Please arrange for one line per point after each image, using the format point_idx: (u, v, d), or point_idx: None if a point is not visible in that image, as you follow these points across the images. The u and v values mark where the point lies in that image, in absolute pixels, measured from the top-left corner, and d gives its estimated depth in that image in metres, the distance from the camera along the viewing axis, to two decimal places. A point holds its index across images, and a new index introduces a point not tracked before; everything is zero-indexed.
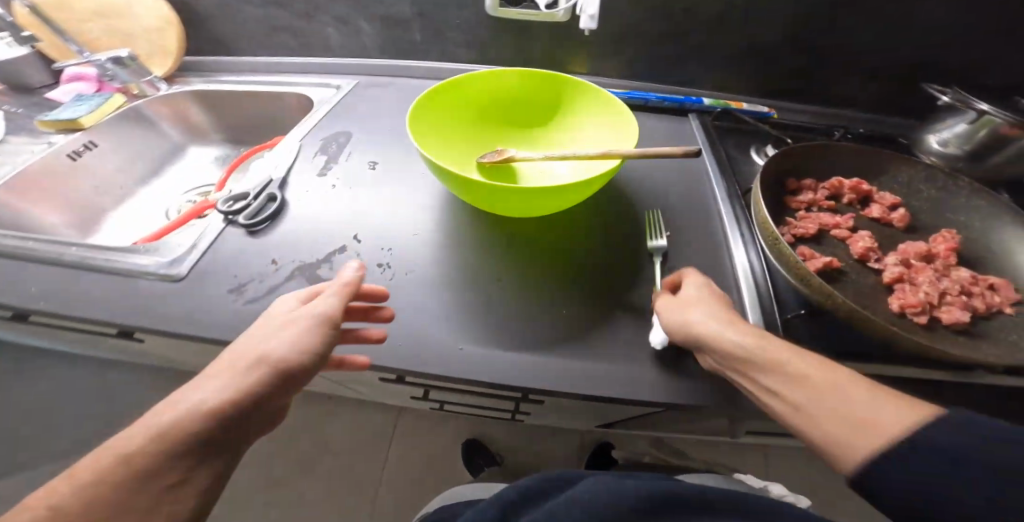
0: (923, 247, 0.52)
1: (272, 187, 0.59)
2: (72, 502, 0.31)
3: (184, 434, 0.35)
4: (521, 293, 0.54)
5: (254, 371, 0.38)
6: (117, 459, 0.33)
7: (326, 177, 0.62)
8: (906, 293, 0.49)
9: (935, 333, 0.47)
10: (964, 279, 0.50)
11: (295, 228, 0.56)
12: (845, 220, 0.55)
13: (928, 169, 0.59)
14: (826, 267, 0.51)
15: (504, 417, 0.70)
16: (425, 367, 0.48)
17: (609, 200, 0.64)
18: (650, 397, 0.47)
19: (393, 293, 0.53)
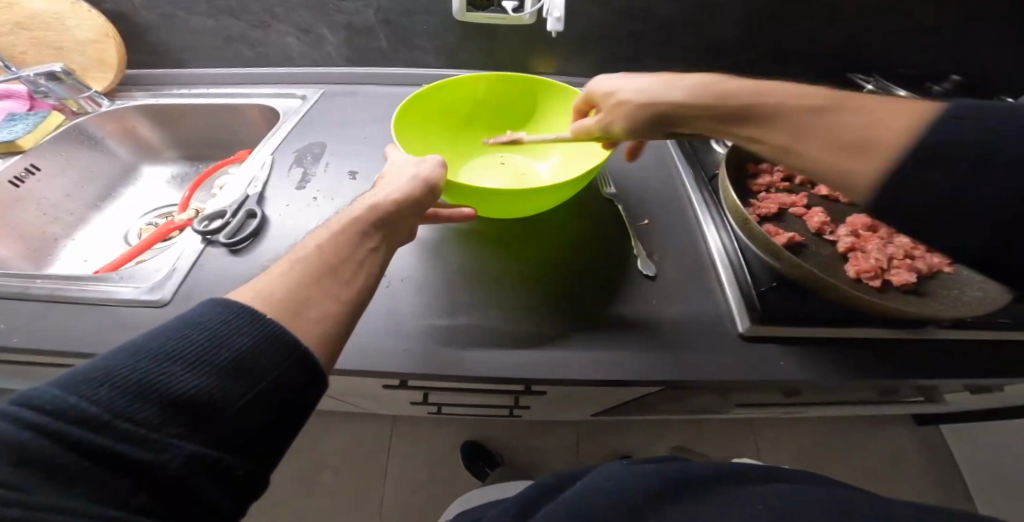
0: (868, 218, 0.58)
1: (250, 203, 0.57)
2: (314, 247, 0.37)
3: (372, 213, 0.43)
4: (521, 291, 0.57)
5: (412, 181, 0.47)
6: (328, 233, 0.39)
7: (306, 190, 0.60)
8: (860, 260, 0.55)
9: (889, 295, 0.53)
10: (906, 244, 0.57)
11: (280, 246, 0.54)
12: (801, 199, 0.61)
13: None
14: (790, 242, 0.56)
15: (501, 413, 0.73)
16: (436, 372, 0.49)
17: (588, 196, 0.68)
18: (653, 378, 0.50)
19: (392, 303, 0.54)
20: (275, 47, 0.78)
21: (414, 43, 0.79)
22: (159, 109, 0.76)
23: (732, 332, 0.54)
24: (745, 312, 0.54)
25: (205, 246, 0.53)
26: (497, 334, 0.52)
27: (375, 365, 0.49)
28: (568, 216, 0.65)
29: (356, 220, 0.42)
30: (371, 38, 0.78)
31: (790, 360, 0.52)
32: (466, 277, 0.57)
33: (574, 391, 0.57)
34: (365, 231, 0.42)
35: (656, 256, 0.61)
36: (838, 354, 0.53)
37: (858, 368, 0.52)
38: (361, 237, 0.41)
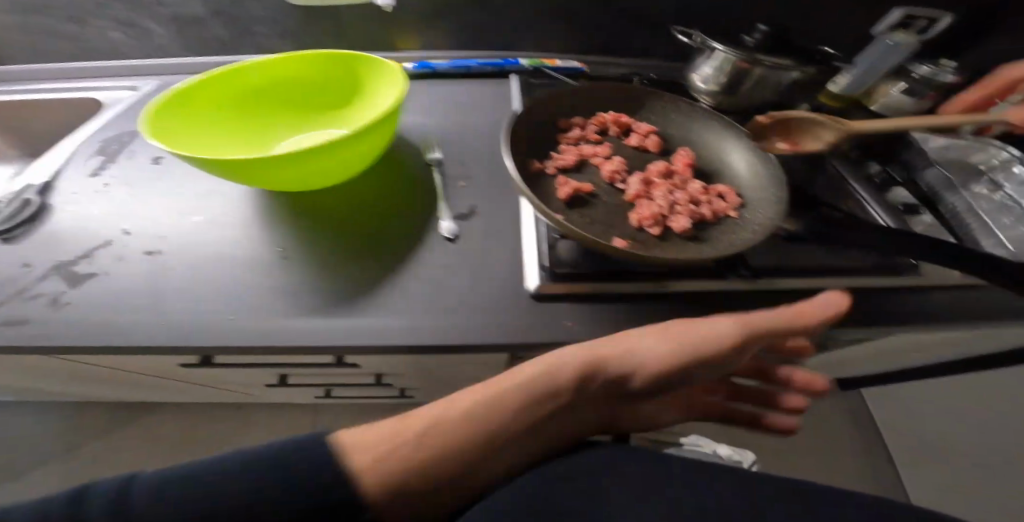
0: (662, 165, 0.60)
1: (29, 192, 0.65)
2: None
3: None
4: (311, 263, 0.58)
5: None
6: None
7: (98, 178, 0.68)
8: (643, 208, 0.56)
9: (667, 240, 0.55)
10: (696, 190, 0.59)
11: (47, 229, 0.61)
12: (602, 150, 0.62)
13: (675, 99, 0.69)
14: (578, 192, 0.57)
15: (371, 383, 0.79)
16: (194, 341, 0.50)
17: (405, 173, 0.70)
18: (425, 340, 0.52)
19: (165, 278, 0.56)
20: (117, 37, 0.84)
21: (254, 29, 0.85)
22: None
23: (522, 292, 0.57)
24: (536, 273, 0.57)
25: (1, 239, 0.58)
26: (273, 304, 0.54)
27: (126, 338, 0.50)
28: (385, 189, 0.67)
29: (505, 416, 0.46)
30: (214, 28, 0.84)
31: (575, 319, 0.54)
32: (260, 251, 0.59)
33: (375, 358, 0.59)
34: (517, 423, 0.47)
35: (462, 222, 0.63)
36: (619, 308, 0.56)
37: (633, 319, 0.55)
38: (542, 390, 0.48)
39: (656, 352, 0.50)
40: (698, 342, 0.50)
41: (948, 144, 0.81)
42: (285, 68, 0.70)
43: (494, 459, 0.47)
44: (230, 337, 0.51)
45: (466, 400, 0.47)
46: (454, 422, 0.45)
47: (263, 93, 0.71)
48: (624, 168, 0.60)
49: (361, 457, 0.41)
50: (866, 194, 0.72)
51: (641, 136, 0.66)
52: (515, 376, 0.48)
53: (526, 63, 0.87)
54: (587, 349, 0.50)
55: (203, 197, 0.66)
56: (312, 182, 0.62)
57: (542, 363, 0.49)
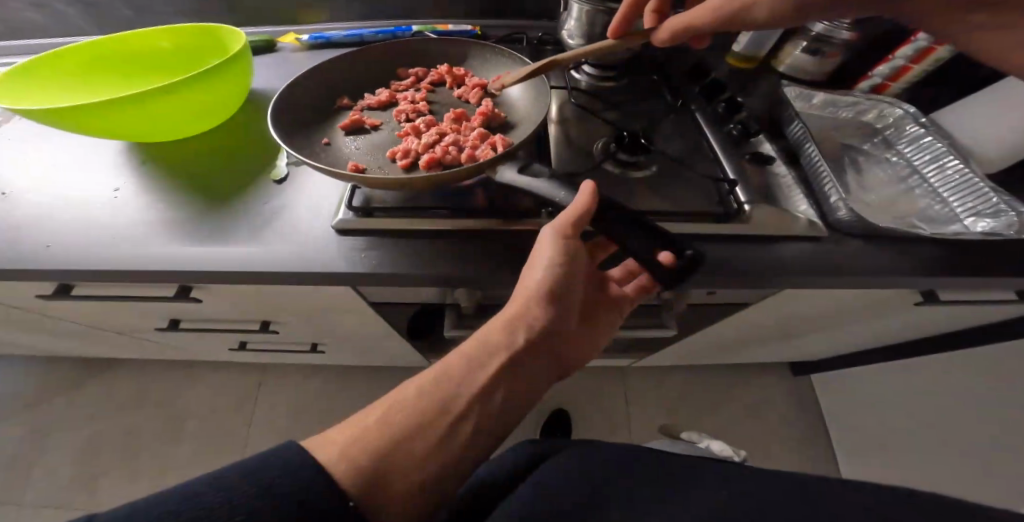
0: (453, 111, 0.67)
1: None
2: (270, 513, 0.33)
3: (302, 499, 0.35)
4: (162, 200, 0.62)
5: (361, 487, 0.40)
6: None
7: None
8: (405, 143, 0.64)
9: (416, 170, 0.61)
10: (471, 137, 0.64)
11: None
12: (417, 95, 0.71)
13: (512, 51, 0.76)
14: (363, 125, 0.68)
15: (256, 328, 0.85)
16: (38, 266, 0.55)
17: (268, 120, 0.74)
18: (240, 267, 0.56)
19: (20, 209, 0.60)
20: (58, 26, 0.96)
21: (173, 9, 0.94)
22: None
23: (328, 229, 0.60)
24: (344, 210, 0.61)
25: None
26: (91, 235, 0.58)
27: None
28: (234, 141, 0.70)
29: (447, 391, 0.49)
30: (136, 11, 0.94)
31: (371, 253, 0.58)
32: (94, 189, 0.63)
33: (219, 288, 0.65)
34: (472, 383, 0.50)
35: (301, 166, 0.66)
36: (416, 243, 0.60)
37: (430, 254, 0.59)
38: (466, 366, 0.51)
39: (523, 298, 0.53)
40: (543, 261, 0.53)
41: (832, 99, 0.80)
42: (157, 47, 0.79)
43: (478, 408, 0.49)
44: (43, 261, 0.56)
45: (345, 434, 0.44)
46: (373, 432, 0.44)
47: (136, 69, 0.79)
48: (418, 111, 0.69)
49: (329, 453, 0.42)
50: (717, 146, 0.72)
51: (470, 89, 0.72)
52: (353, 423, 0.45)
53: (416, 29, 0.90)
54: (425, 374, 0.50)
55: (58, 145, 0.69)
56: (147, 132, 0.65)
57: (428, 376, 0.50)
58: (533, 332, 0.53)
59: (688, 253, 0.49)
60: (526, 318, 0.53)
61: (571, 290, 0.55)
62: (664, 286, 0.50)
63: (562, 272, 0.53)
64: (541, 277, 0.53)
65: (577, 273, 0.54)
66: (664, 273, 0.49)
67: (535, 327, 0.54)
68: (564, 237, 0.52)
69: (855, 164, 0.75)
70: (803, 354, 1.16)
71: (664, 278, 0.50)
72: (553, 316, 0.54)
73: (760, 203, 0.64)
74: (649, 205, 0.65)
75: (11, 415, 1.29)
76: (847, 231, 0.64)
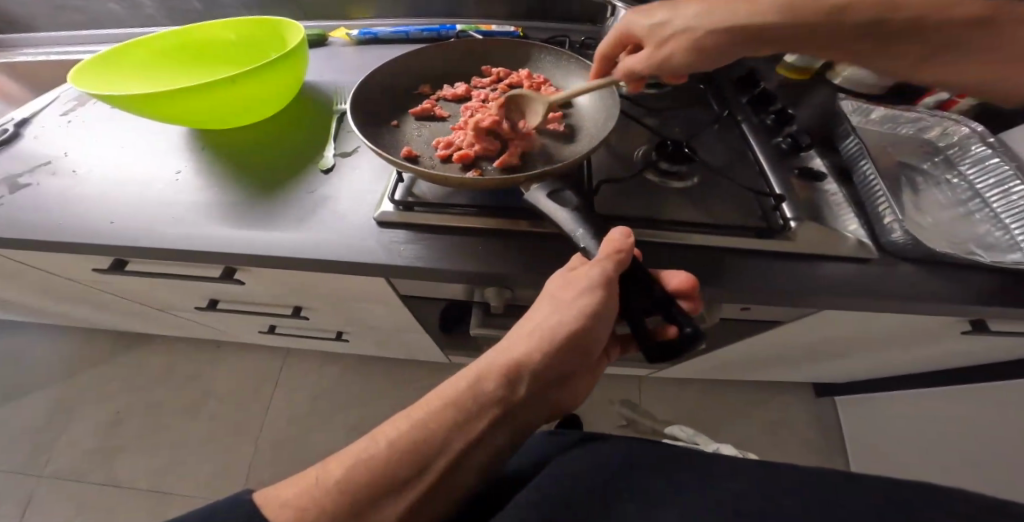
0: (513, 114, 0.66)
1: (10, 124, 0.71)
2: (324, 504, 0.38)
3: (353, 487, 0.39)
4: (221, 185, 0.64)
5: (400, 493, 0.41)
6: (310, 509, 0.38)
7: (65, 116, 0.73)
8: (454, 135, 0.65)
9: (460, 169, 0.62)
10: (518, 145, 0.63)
11: (17, 150, 0.68)
12: (491, 95, 0.71)
13: (556, 54, 0.76)
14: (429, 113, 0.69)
15: (287, 314, 0.87)
16: (106, 241, 0.58)
17: (318, 113, 0.75)
18: (288, 252, 0.58)
19: (90, 186, 0.63)
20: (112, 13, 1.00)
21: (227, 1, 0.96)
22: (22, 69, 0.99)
23: (370, 219, 0.62)
24: (386, 202, 0.62)
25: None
26: (151, 216, 0.60)
27: (49, 235, 0.58)
28: (287, 130, 0.72)
29: (427, 446, 0.42)
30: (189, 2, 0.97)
31: (411, 246, 0.59)
32: (157, 171, 0.65)
33: (265, 272, 0.67)
34: (461, 432, 0.44)
35: (348, 158, 0.68)
36: (453, 240, 0.60)
37: (469, 251, 0.59)
38: (457, 414, 0.44)
39: (531, 341, 0.47)
40: (568, 312, 0.46)
41: (891, 114, 0.78)
42: (223, 39, 0.80)
43: (456, 466, 0.43)
44: (106, 239, 0.58)
45: (299, 493, 0.39)
46: (331, 491, 0.39)
47: (197, 59, 0.80)
48: (483, 109, 0.69)
49: (283, 513, 0.38)
50: (763, 157, 0.72)
51: (544, 98, 0.71)
52: (311, 476, 0.40)
53: (461, 28, 0.90)
54: (406, 416, 0.44)
55: (123, 127, 0.72)
56: (209, 119, 0.67)
57: (409, 420, 0.43)
58: (534, 382, 0.47)
59: (685, 331, 0.43)
60: (526, 363, 0.46)
61: (586, 342, 0.48)
62: (650, 359, 0.45)
63: (579, 323, 0.46)
64: (561, 322, 0.46)
65: (601, 323, 0.47)
66: (655, 347, 0.44)
67: (539, 376, 0.47)
68: (598, 285, 0.45)
69: (911, 184, 0.73)
70: (823, 374, 1.13)
71: (653, 352, 0.45)
72: (561, 363, 0.48)
73: (805, 220, 0.64)
74: (688, 216, 0.65)
75: (44, 384, 1.34)
76: (897, 253, 0.63)
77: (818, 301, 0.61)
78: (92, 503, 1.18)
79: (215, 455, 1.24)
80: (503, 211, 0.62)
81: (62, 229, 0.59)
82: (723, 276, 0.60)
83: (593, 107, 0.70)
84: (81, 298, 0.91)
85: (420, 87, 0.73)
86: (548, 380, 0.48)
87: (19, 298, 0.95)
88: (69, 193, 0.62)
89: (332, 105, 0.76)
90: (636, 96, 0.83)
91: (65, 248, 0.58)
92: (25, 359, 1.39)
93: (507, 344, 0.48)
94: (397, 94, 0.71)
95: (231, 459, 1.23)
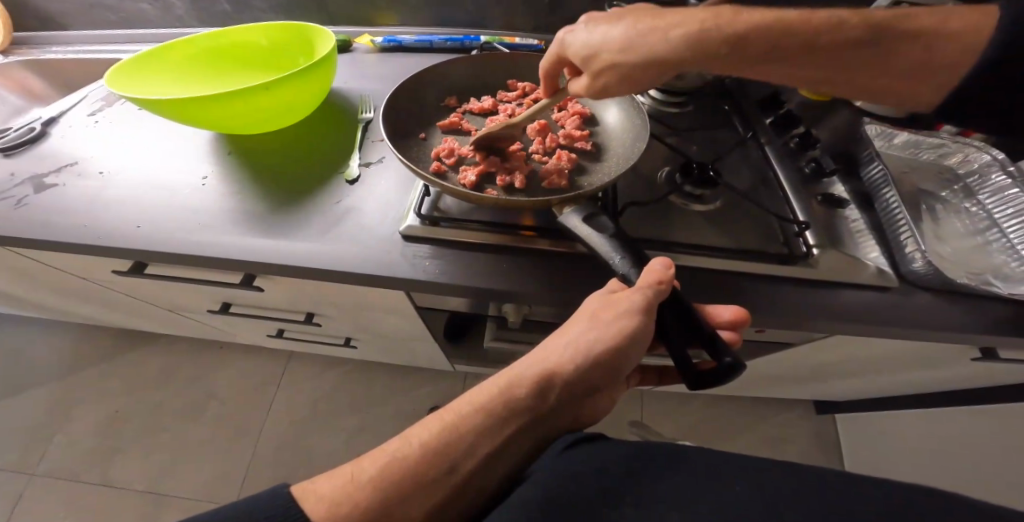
0: (537, 123, 0.68)
1: (37, 122, 0.72)
2: (363, 496, 0.40)
3: (387, 481, 0.41)
4: (246, 190, 0.65)
5: (426, 491, 0.42)
6: (351, 504, 0.39)
7: (92, 116, 0.75)
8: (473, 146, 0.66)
9: (484, 187, 0.62)
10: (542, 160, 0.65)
11: (44, 149, 0.69)
12: (518, 110, 0.71)
13: None
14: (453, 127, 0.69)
15: (299, 319, 0.86)
16: (127, 244, 0.58)
17: (344, 121, 0.75)
18: (311, 263, 0.58)
19: (112, 187, 0.64)
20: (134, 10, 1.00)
21: (251, 3, 0.96)
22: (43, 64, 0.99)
23: (394, 232, 0.62)
24: (411, 216, 0.62)
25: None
26: (176, 221, 0.61)
27: (68, 236, 0.59)
28: (313, 138, 0.72)
29: (457, 448, 0.44)
30: (213, 3, 0.97)
31: (435, 261, 0.59)
32: (184, 177, 0.66)
33: (285, 280, 0.67)
34: (491, 438, 0.45)
35: (374, 169, 0.68)
36: (478, 256, 0.60)
37: (493, 267, 0.59)
38: (488, 421, 0.45)
39: (566, 354, 0.47)
40: (605, 330, 0.46)
41: (915, 140, 0.79)
42: (255, 43, 0.81)
43: (483, 470, 0.45)
44: (130, 243, 0.58)
45: (335, 487, 0.41)
46: (365, 487, 0.40)
47: (231, 63, 0.81)
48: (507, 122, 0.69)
49: (318, 506, 0.39)
50: (786, 182, 0.72)
51: (569, 115, 0.71)
52: (346, 472, 0.42)
53: (485, 39, 0.91)
54: (439, 417, 0.46)
55: (153, 130, 0.73)
56: (238, 125, 0.68)
57: (442, 421, 0.45)
58: (564, 395, 0.48)
59: (723, 361, 0.43)
60: (559, 375, 0.47)
61: (620, 362, 0.48)
62: (690, 387, 0.45)
63: (615, 344, 0.46)
64: (596, 340, 0.46)
65: (636, 346, 0.47)
66: (694, 375, 0.44)
67: (570, 389, 0.48)
68: (637, 313, 0.45)
69: (931, 211, 0.74)
70: (825, 393, 1.12)
71: (692, 381, 0.45)
72: (592, 379, 0.48)
73: (828, 247, 0.64)
74: (709, 239, 0.65)
75: (43, 379, 1.33)
76: (918, 283, 0.63)
77: (839, 327, 0.60)
78: (86, 503, 1.16)
79: (213, 457, 1.22)
80: (528, 228, 0.62)
81: (86, 231, 0.59)
82: (745, 300, 0.60)
83: (622, 127, 0.70)
84: (88, 296, 0.90)
85: (447, 100, 0.73)
86: (579, 394, 0.49)
87: (19, 292, 0.93)
88: (92, 194, 0.63)
89: (357, 114, 0.76)
90: (661, 115, 0.83)
91: (88, 250, 0.59)
92: (25, 353, 1.37)
93: (542, 351, 0.49)
94: (424, 106, 0.72)
95: (230, 461, 1.22)
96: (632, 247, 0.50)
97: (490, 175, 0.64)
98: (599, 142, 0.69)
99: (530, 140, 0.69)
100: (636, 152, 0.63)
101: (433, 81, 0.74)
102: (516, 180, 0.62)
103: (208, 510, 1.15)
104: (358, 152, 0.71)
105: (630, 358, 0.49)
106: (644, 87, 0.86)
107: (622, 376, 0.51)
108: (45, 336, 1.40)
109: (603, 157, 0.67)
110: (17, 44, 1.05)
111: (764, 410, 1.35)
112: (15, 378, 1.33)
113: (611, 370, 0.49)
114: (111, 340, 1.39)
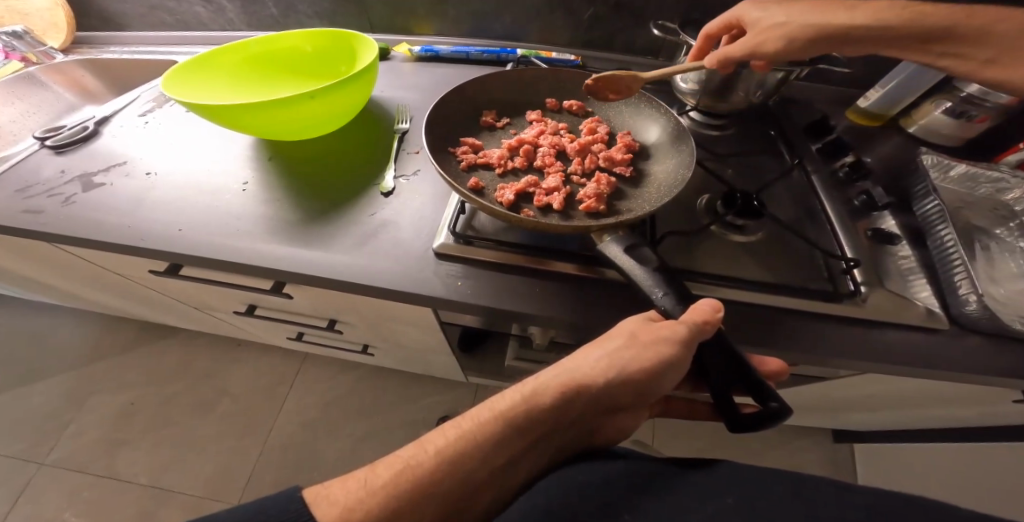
0: (577, 142, 0.67)
1: (91, 122, 0.78)
2: (378, 504, 0.39)
3: (401, 488, 0.40)
4: (274, 198, 0.67)
5: (439, 505, 0.41)
6: (365, 512, 0.39)
7: (143, 117, 0.81)
8: (507, 162, 0.66)
9: (519, 208, 0.62)
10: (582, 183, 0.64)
11: (94, 148, 0.75)
12: (559, 127, 0.72)
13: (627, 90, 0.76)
14: (480, 147, 0.68)
15: (320, 323, 0.85)
16: (150, 245, 0.61)
17: (383, 133, 0.77)
18: (335, 273, 0.58)
19: (149, 187, 0.68)
20: (189, 13, 1.03)
21: (298, 9, 0.98)
22: (99, 62, 1.03)
23: (425, 249, 0.61)
24: (445, 233, 0.61)
25: (39, 147, 0.74)
26: (207, 224, 0.64)
27: (99, 233, 0.63)
28: (349, 146, 0.75)
29: (473, 458, 0.42)
30: (261, 7, 0.99)
31: (465, 282, 0.58)
32: (224, 180, 0.69)
33: (309, 290, 0.68)
34: (510, 448, 0.43)
35: (405, 184, 0.69)
36: (508, 277, 0.59)
37: (522, 290, 0.58)
38: (509, 431, 0.43)
39: (597, 367, 0.45)
40: (643, 353, 0.44)
41: (974, 173, 0.74)
42: (298, 49, 0.84)
43: (498, 477, 0.44)
44: (167, 244, 0.61)
45: (347, 493, 0.40)
46: (376, 494, 0.40)
47: (282, 66, 0.84)
48: (547, 140, 0.69)
49: (329, 510, 0.39)
50: (833, 214, 0.70)
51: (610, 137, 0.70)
52: (359, 477, 0.41)
53: (522, 52, 0.91)
54: (456, 425, 0.44)
55: (201, 134, 0.78)
56: (280, 132, 0.71)
57: (458, 430, 0.44)
58: (591, 407, 0.45)
59: (769, 407, 0.44)
60: (586, 390, 0.44)
61: (653, 384, 0.46)
62: (731, 427, 0.46)
63: (650, 366, 0.44)
64: (632, 360, 0.44)
65: (671, 372, 0.46)
66: (738, 417, 0.46)
67: (597, 405, 0.45)
68: (677, 342, 0.44)
69: (985, 249, 0.70)
70: (846, 426, 1.06)
71: (733, 422, 0.46)
72: (623, 396, 0.46)
73: (875, 285, 0.61)
74: (746, 273, 0.63)
75: (69, 365, 1.36)
76: (969, 326, 0.59)
77: (878, 367, 0.57)
78: (89, 494, 1.17)
79: (219, 455, 1.23)
80: (559, 251, 0.60)
81: (127, 234, 0.63)
82: (775, 333, 0.58)
83: (664, 151, 0.69)
84: (111, 287, 0.91)
85: (483, 113, 0.73)
86: (607, 408, 0.46)
87: (45, 280, 0.95)
88: (133, 194, 0.67)
89: (394, 123, 0.78)
90: (701, 137, 0.82)
91: (125, 250, 0.62)
92: (55, 339, 1.41)
93: (568, 362, 0.47)
94: (460, 121, 0.72)
95: (238, 458, 1.22)
96: (675, 283, 0.50)
97: (527, 195, 0.63)
98: (638, 165, 0.68)
99: (568, 160, 0.69)
100: (678, 182, 0.62)
101: (473, 95, 0.74)
102: (554, 201, 0.61)
103: (208, 508, 1.15)
104: (391, 165, 0.72)
105: (663, 388, 0.47)
106: (684, 108, 0.85)
107: (647, 403, 0.49)
108: (80, 320, 1.44)
109: (642, 181, 0.66)
110: (79, 44, 1.09)
111: (780, 439, 1.28)
112: (48, 361, 1.37)
113: (642, 397, 0.47)
114: (137, 329, 1.42)
